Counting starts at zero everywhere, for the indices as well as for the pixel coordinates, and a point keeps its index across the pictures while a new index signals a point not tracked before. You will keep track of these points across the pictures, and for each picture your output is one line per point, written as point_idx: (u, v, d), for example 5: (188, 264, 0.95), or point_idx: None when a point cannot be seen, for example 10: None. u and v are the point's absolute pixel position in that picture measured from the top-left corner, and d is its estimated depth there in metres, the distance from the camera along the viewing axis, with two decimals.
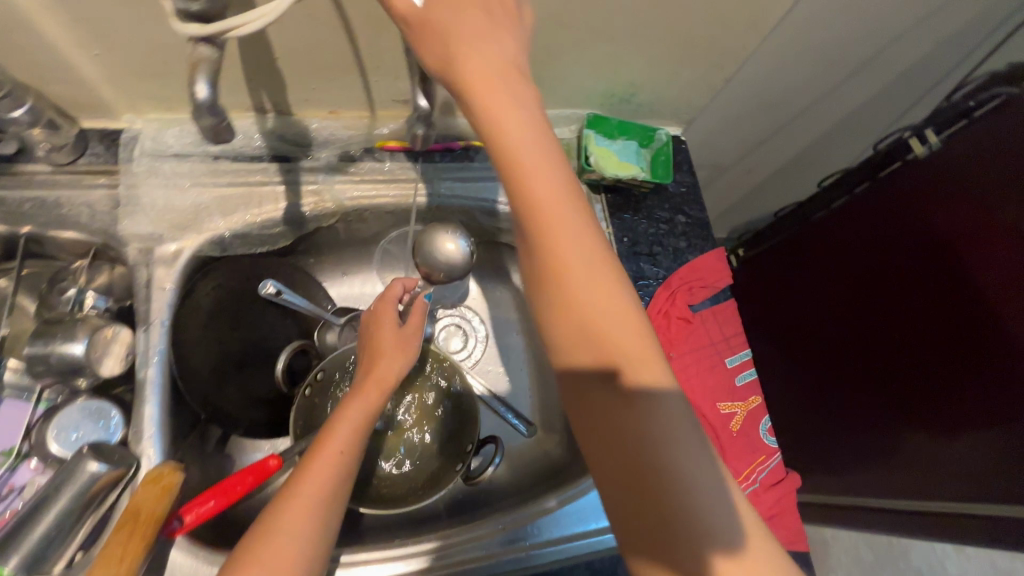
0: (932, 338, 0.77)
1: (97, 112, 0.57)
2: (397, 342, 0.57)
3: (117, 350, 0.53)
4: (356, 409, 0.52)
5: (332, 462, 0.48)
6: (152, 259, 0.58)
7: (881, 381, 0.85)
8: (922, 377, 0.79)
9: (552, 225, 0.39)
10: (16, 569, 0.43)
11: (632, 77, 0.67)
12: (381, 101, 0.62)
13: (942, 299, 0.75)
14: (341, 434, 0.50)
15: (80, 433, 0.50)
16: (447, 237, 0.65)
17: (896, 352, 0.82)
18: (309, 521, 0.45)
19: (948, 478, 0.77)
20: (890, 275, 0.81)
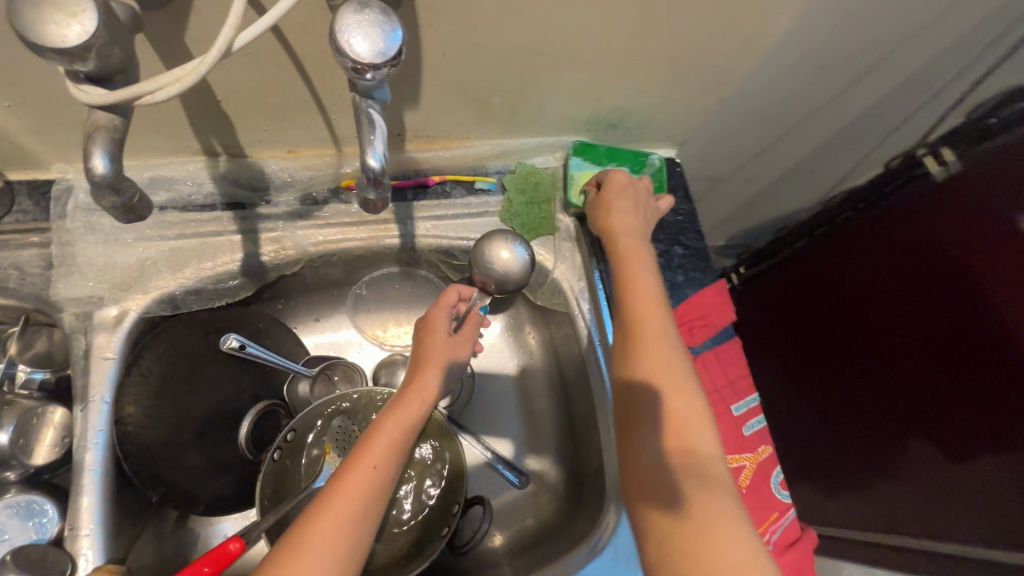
0: (936, 352, 0.71)
1: (25, 164, 0.51)
2: (446, 353, 0.55)
3: (47, 434, 0.48)
4: (392, 426, 0.50)
5: (368, 475, 0.47)
6: (91, 326, 0.52)
7: (884, 398, 0.80)
8: (925, 393, 0.73)
9: (630, 275, 0.55)
10: None
11: (620, 102, 0.61)
12: (345, 138, 0.57)
13: (946, 312, 0.69)
14: (378, 447, 0.49)
15: (5, 535, 0.44)
16: (503, 246, 0.55)
17: (902, 366, 0.76)
18: (339, 533, 0.44)
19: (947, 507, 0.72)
20: (892, 292, 0.76)
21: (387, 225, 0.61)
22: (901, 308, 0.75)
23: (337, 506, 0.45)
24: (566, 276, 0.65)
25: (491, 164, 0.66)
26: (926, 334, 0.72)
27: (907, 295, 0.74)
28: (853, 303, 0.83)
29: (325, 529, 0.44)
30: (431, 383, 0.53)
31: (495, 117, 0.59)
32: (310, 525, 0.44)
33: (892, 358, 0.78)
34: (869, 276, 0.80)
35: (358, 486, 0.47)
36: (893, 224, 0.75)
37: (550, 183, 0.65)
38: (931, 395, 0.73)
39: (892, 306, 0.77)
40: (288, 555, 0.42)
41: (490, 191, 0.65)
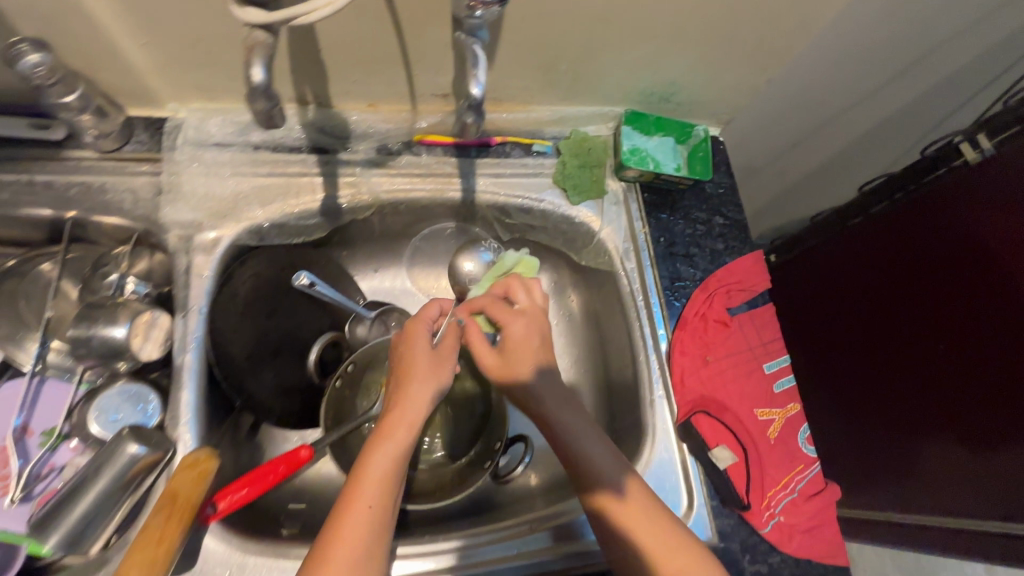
0: (990, 360, 0.71)
1: (143, 101, 0.58)
2: (431, 367, 0.53)
3: (156, 334, 0.54)
4: (379, 449, 0.48)
5: (363, 517, 0.45)
6: (192, 247, 0.58)
7: (925, 401, 0.80)
8: (974, 403, 0.73)
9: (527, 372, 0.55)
10: (55, 546, 0.44)
11: (673, 75, 0.65)
12: (421, 95, 0.62)
13: (1004, 322, 0.69)
14: (371, 485, 0.46)
15: (120, 416, 0.50)
16: (468, 257, 0.71)
17: (948, 372, 0.76)
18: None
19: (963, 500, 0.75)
20: (930, 284, 0.78)
21: (451, 179, 0.67)
22: (952, 310, 0.76)
23: (337, 557, 0.43)
24: (610, 237, 0.70)
25: (548, 129, 0.70)
26: (982, 343, 0.72)
27: (970, 304, 0.73)
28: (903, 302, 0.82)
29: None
30: (416, 409, 0.51)
31: (557, 83, 0.64)
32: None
33: (939, 364, 0.77)
34: (924, 277, 0.79)
35: (354, 528, 0.45)
36: (955, 228, 0.74)
37: (602, 150, 0.70)
38: (979, 404, 0.73)
39: (945, 312, 0.76)
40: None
41: (545, 154, 0.70)
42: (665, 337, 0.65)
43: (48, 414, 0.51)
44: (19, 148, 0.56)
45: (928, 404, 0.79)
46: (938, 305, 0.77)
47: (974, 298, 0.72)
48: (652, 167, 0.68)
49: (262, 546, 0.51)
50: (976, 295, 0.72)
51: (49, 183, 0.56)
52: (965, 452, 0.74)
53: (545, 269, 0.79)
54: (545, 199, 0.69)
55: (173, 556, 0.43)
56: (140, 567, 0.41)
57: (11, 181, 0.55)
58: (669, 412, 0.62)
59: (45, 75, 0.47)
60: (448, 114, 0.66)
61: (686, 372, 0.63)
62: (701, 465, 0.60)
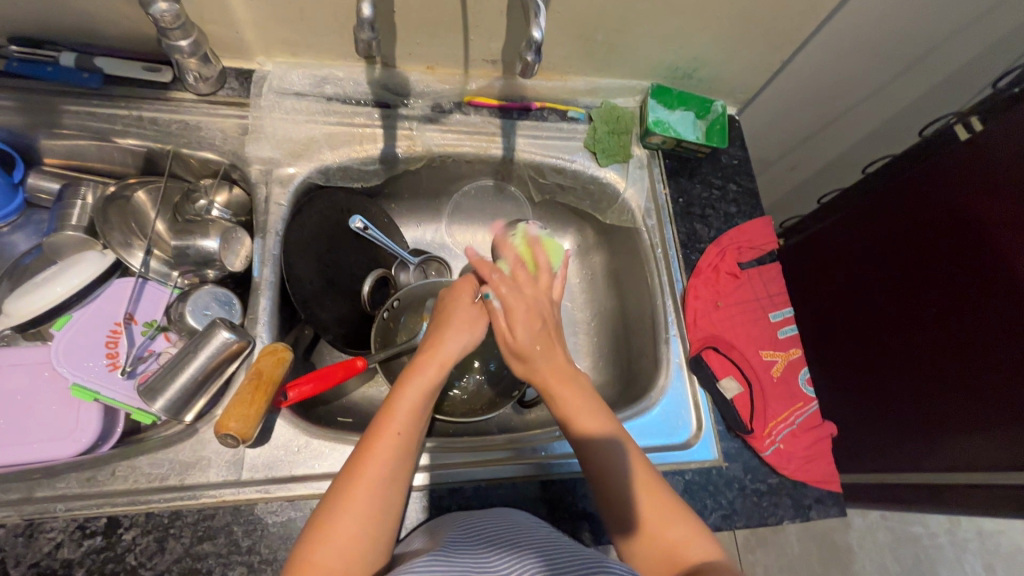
0: (972, 341, 0.72)
1: (237, 53, 0.67)
2: (471, 319, 0.57)
3: (240, 250, 0.63)
4: (411, 385, 0.50)
5: (393, 443, 0.47)
6: (271, 179, 0.67)
7: (912, 385, 0.79)
8: (960, 385, 0.73)
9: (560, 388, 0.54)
10: (162, 409, 0.52)
11: (697, 53, 0.73)
12: (473, 60, 0.71)
13: (985, 303, 0.70)
14: (401, 414, 0.48)
15: (210, 312, 0.59)
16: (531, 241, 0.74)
17: (933, 361, 0.76)
18: (372, 499, 0.45)
19: (935, 462, 0.76)
20: (921, 257, 0.78)
21: (494, 137, 0.75)
22: (933, 293, 0.76)
23: (368, 472, 0.45)
24: (634, 197, 0.77)
25: (582, 100, 0.79)
26: (961, 325, 0.73)
27: (953, 287, 0.74)
28: (890, 289, 0.83)
29: (358, 493, 0.44)
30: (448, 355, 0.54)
31: (593, 54, 0.72)
32: (340, 494, 0.44)
33: (923, 349, 0.78)
34: (911, 263, 0.80)
35: (386, 451, 0.46)
36: (938, 213, 0.77)
37: (630, 118, 0.78)
38: (964, 383, 0.73)
39: (927, 296, 0.77)
40: (328, 515, 0.43)
41: (578, 120, 0.78)
42: (681, 284, 0.73)
43: (149, 310, 0.60)
44: (133, 88, 0.66)
45: (912, 388, 0.79)
46: (920, 291, 0.78)
47: (954, 282, 0.74)
48: (674, 136, 0.75)
49: (322, 431, 0.57)
50: (959, 277, 0.73)
51: (154, 119, 0.65)
52: (948, 434, 0.75)
53: (572, 230, 0.87)
54: (576, 160, 0.77)
55: (260, 418, 0.51)
56: (239, 419, 0.50)
57: (123, 115, 0.64)
58: (682, 348, 0.71)
59: (170, 20, 0.55)
60: (495, 79, 0.74)
61: (699, 314, 0.71)
62: (710, 396, 0.68)
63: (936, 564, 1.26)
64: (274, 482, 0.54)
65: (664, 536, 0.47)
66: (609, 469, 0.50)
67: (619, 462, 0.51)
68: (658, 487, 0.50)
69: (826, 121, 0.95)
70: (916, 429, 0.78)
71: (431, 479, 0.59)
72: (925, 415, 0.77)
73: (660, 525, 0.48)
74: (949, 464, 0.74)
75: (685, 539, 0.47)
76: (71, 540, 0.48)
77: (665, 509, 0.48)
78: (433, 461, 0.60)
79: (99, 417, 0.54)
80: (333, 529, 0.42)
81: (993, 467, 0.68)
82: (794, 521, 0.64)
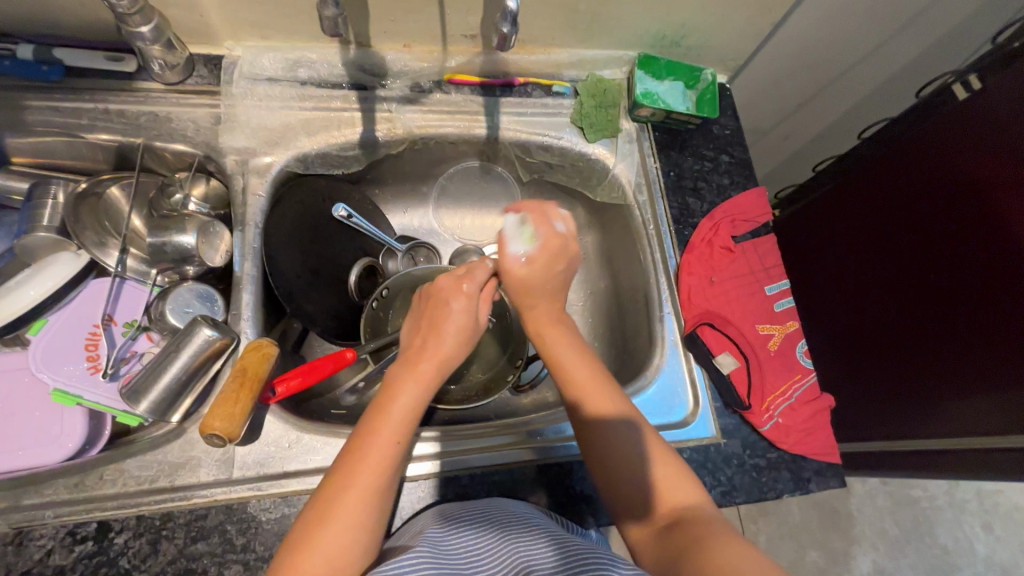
0: (976, 304, 0.70)
1: (204, 37, 0.64)
2: (465, 323, 0.54)
3: (221, 246, 0.60)
4: (411, 388, 0.49)
5: (388, 448, 0.46)
6: (247, 169, 0.65)
7: (915, 352, 0.78)
8: (961, 351, 0.72)
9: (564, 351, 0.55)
10: (146, 411, 0.51)
11: (683, 18, 0.70)
12: (452, 35, 0.68)
13: (987, 267, 0.68)
14: (399, 417, 0.47)
15: (192, 309, 0.57)
16: None
17: (935, 328, 0.75)
18: (366, 502, 0.44)
19: (936, 428, 0.75)
20: (920, 226, 0.77)
21: (477, 116, 0.73)
22: (935, 261, 0.75)
23: (362, 476, 0.44)
24: (624, 172, 0.75)
25: (567, 73, 0.77)
26: (965, 292, 0.71)
27: (958, 254, 0.72)
28: (891, 259, 0.81)
29: (351, 498, 0.43)
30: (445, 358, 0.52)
31: (577, 24, 0.69)
32: (331, 496, 0.44)
33: (928, 317, 0.76)
34: (912, 231, 0.78)
35: (383, 458, 0.45)
36: (937, 177, 0.74)
37: (617, 90, 0.75)
38: (966, 349, 0.71)
39: (929, 265, 0.75)
40: (318, 520, 0.42)
41: (564, 95, 0.75)
42: (674, 260, 0.72)
43: (129, 310, 0.58)
44: (98, 80, 0.63)
45: (914, 356, 0.78)
46: (920, 261, 0.77)
47: (955, 249, 0.72)
48: (663, 107, 0.73)
49: (316, 426, 0.56)
50: (962, 246, 0.71)
51: (122, 111, 0.63)
52: (947, 399, 0.74)
53: (563, 209, 0.85)
54: (563, 137, 0.75)
55: (245, 415, 0.50)
56: (223, 418, 0.49)
57: (90, 108, 0.62)
58: (676, 326, 0.69)
59: (128, 6, 0.52)
60: (475, 54, 0.71)
61: (693, 290, 0.69)
62: (705, 371, 0.67)
63: (935, 524, 1.30)
64: (266, 480, 0.53)
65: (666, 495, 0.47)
66: (623, 450, 0.49)
67: (633, 441, 0.50)
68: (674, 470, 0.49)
69: (820, 86, 0.93)
70: (917, 392, 0.77)
71: (441, 465, 0.59)
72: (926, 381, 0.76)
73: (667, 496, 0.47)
74: (948, 429, 0.73)
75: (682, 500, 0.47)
76: (62, 546, 0.48)
77: (668, 473, 0.48)
78: (439, 448, 0.60)
79: (83, 420, 0.53)
80: (326, 532, 0.42)
81: (994, 427, 0.68)
82: (793, 494, 0.63)
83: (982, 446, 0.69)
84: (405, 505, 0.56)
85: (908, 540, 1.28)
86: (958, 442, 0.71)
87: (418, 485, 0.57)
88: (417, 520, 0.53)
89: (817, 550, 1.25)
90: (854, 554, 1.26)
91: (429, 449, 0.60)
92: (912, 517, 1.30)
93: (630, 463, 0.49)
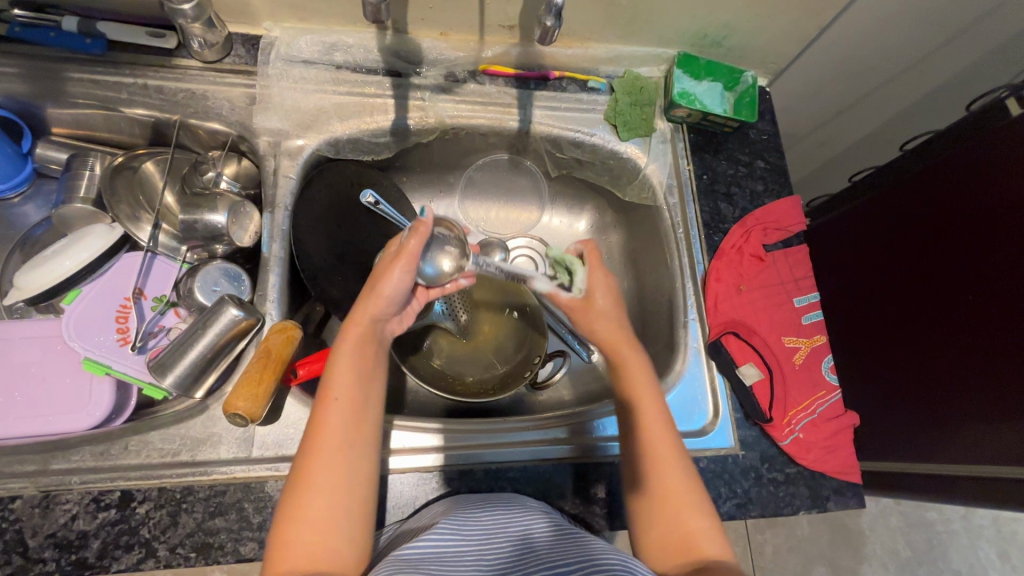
0: (996, 328, 0.68)
1: (244, 16, 0.65)
2: (392, 296, 0.52)
3: (249, 226, 0.61)
4: (345, 356, 0.49)
5: (333, 410, 0.47)
6: (280, 151, 0.65)
7: (932, 374, 0.75)
8: (976, 373, 0.71)
9: (625, 351, 0.57)
10: (172, 385, 0.52)
11: (727, 18, 0.68)
12: (490, 25, 0.67)
13: (1011, 296, 0.67)
14: (342, 383, 0.48)
15: (219, 288, 0.58)
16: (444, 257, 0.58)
17: (956, 349, 0.73)
18: (332, 473, 0.45)
19: (952, 452, 0.73)
20: (953, 244, 0.74)
21: (510, 109, 0.72)
22: (957, 285, 0.73)
23: (321, 449, 0.46)
24: (656, 173, 0.74)
25: (603, 68, 0.75)
26: (990, 320, 0.69)
27: (985, 277, 0.70)
28: (909, 279, 0.79)
29: (317, 469, 0.45)
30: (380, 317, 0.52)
31: (617, 19, 0.68)
32: (300, 470, 0.45)
33: (945, 342, 0.74)
34: (934, 253, 0.76)
35: (338, 420, 0.47)
36: (978, 199, 0.71)
37: (654, 89, 0.73)
38: (984, 375, 0.70)
39: (951, 286, 0.74)
40: (293, 494, 0.45)
41: (599, 91, 0.74)
42: (702, 266, 0.70)
43: (158, 285, 0.59)
44: (138, 55, 0.63)
45: (928, 379, 0.76)
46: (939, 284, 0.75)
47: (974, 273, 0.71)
48: (700, 108, 0.71)
49: None
50: (983, 270, 0.70)
51: (160, 87, 0.63)
52: (961, 422, 0.72)
53: (590, 207, 0.84)
54: (596, 134, 0.73)
55: (269, 396, 0.51)
56: (246, 399, 0.49)
57: (128, 83, 0.63)
58: (700, 333, 0.68)
59: None
60: (512, 44, 0.70)
61: (720, 297, 0.68)
62: (728, 381, 0.65)
63: (948, 549, 1.28)
64: (284, 461, 0.53)
65: (671, 539, 0.50)
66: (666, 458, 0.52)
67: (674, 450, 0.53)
68: (707, 525, 0.50)
69: (864, 93, 0.89)
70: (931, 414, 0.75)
71: (444, 459, 0.59)
72: (941, 403, 0.74)
73: (695, 540, 0.49)
74: (966, 454, 0.71)
75: (706, 544, 0.49)
76: (86, 512, 0.49)
77: (699, 518, 0.50)
78: (442, 442, 0.60)
79: (111, 390, 0.54)
80: (304, 507, 0.44)
81: (1014, 455, 0.66)
82: (810, 511, 0.62)
83: (1009, 476, 0.66)
84: (416, 495, 0.57)
85: (917, 563, 1.26)
86: (974, 467, 0.70)
87: (437, 476, 0.58)
88: (428, 508, 0.54)
89: (825, 565, 1.24)
90: (862, 572, 1.24)
91: (434, 442, 0.59)
92: (924, 539, 1.28)
93: (676, 484, 0.51)
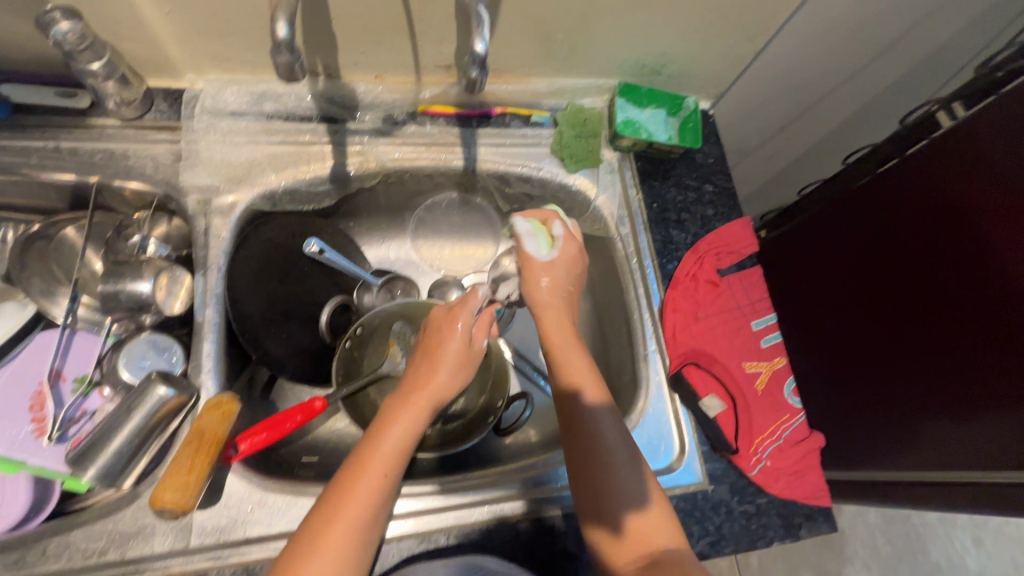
0: (955, 327, 0.66)
1: (164, 71, 0.62)
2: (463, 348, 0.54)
3: (178, 291, 0.58)
4: (401, 419, 0.49)
5: (372, 483, 0.46)
6: (210, 209, 0.62)
7: (904, 372, 0.72)
8: (929, 372, 0.69)
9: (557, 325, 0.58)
10: (93, 478, 0.47)
11: (663, 48, 0.69)
12: (425, 66, 0.66)
13: (976, 301, 0.64)
14: (386, 456, 0.47)
15: (147, 363, 0.54)
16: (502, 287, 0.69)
17: (913, 351, 0.71)
18: (346, 548, 0.43)
19: (907, 457, 0.70)
20: (909, 243, 0.72)
21: (453, 148, 0.70)
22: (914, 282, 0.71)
23: (338, 527, 0.44)
24: (607, 204, 0.73)
25: (545, 102, 0.74)
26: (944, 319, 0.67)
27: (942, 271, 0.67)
28: (876, 276, 0.76)
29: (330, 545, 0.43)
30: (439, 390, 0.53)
31: (553, 55, 0.67)
32: (310, 540, 0.43)
33: (910, 342, 0.71)
34: (906, 246, 0.72)
35: (366, 497, 0.45)
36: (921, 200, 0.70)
37: (598, 120, 0.73)
38: (946, 374, 0.67)
39: (913, 287, 0.71)
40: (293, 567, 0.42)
41: (543, 125, 0.73)
42: (658, 297, 0.69)
43: (79, 364, 0.55)
44: (50, 118, 0.60)
45: (900, 379, 0.72)
46: (902, 284, 0.72)
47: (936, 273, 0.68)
48: (645, 137, 0.71)
49: (281, 486, 0.53)
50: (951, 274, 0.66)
51: (74, 150, 0.60)
52: (913, 428, 0.70)
53: None
54: (543, 168, 0.72)
55: (201, 485, 0.47)
56: (175, 490, 0.46)
57: (39, 147, 0.59)
58: (661, 365, 0.67)
59: (76, 42, 0.50)
60: (450, 85, 0.69)
61: (678, 327, 0.67)
62: (692, 413, 0.64)
63: None
64: (226, 547, 0.50)
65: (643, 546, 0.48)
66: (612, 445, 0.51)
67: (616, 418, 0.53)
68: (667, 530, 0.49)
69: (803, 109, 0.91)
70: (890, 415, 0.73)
71: (429, 523, 0.56)
72: (902, 404, 0.72)
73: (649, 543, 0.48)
74: (919, 464, 0.69)
75: (662, 538, 0.48)
76: None
77: (657, 519, 0.49)
78: (435, 504, 0.57)
79: (28, 485, 0.49)
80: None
81: (963, 457, 0.64)
82: (784, 541, 0.61)
83: (956, 480, 0.64)
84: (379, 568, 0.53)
85: None
86: (925, 474, 0.67)
87: (396, 547, 0.54)
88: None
89: (808, 570, 1.29)
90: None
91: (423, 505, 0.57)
92: None
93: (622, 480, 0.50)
